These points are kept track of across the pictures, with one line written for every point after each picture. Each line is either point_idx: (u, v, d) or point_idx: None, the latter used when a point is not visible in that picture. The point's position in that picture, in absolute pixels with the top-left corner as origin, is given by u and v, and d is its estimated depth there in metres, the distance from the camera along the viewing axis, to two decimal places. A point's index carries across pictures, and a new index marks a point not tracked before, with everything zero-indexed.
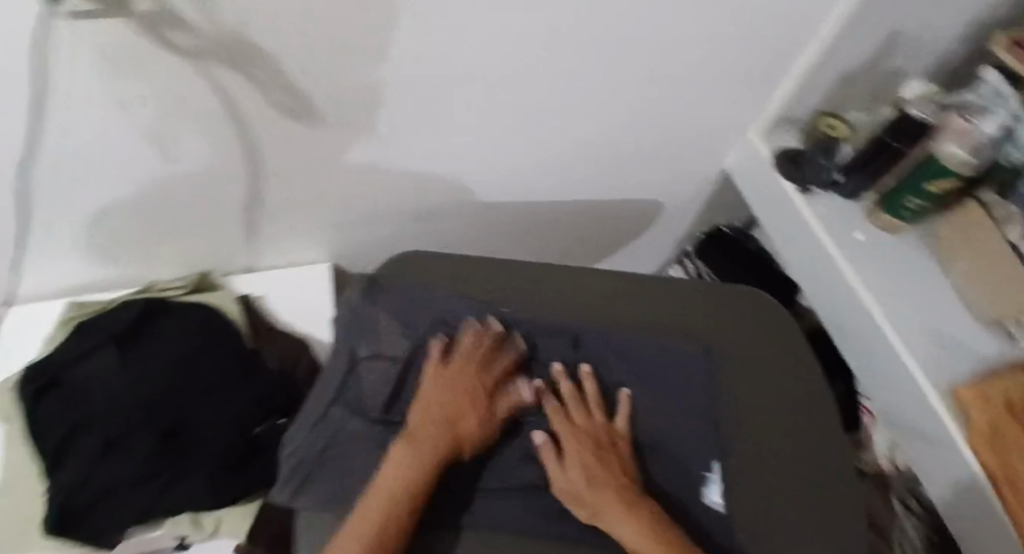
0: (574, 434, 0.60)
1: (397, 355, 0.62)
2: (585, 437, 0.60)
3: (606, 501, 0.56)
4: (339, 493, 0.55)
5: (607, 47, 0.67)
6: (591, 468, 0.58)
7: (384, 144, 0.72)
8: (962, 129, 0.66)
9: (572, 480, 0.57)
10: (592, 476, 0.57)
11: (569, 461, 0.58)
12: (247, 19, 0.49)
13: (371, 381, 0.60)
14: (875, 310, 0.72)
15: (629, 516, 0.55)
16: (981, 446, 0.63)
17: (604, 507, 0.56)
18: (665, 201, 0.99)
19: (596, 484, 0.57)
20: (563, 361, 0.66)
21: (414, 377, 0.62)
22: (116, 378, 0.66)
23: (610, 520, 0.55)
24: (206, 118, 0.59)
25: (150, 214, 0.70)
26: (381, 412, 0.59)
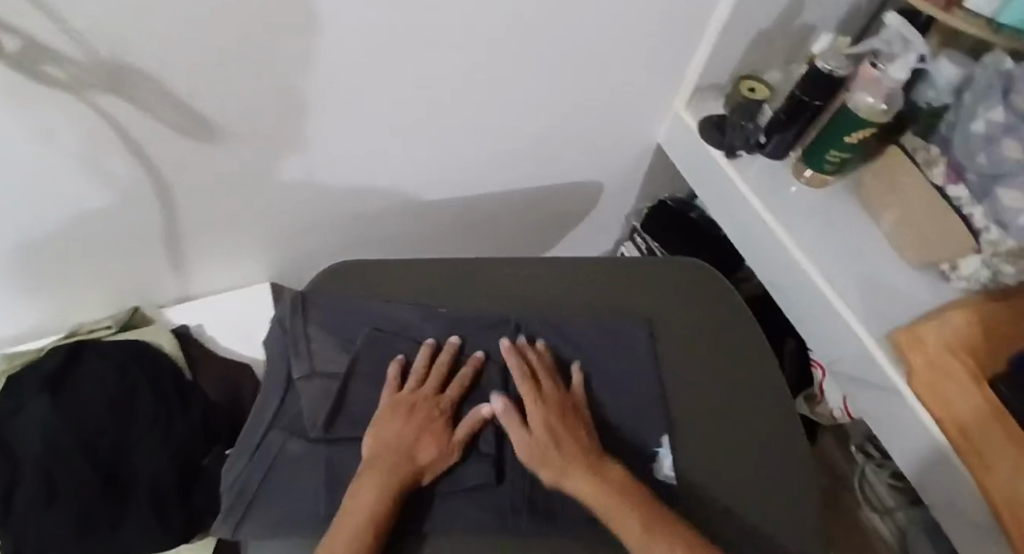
0: (540, 400, 0.60)
1: (334, 370, 0.61)
2: (550, 403, 0.60)
3: (574, 466, 0.56)
4: (284, 516, 0.54)
5: (511, 35, 0.66)
6: (559, 434, 0.58)
7: (302, 157, 0.71)
8: (876, 79, 0.68)
9: (539, 447, 0.58)
10: (559, 439, 0.58)
11: (537, 426, 0.59)
12: (121, 42, 0.48)
13: (309, 400, 0.58)
14: (807, 266, 0.74)
15: (596, 475, 0.56)
16: (930, 400, 0.65)
17: (571, 471, 0.56)
18: (604, 181, 0.98)
19: (563, 447, 0.57)
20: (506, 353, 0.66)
21: (353, 389, 0.60)
22: (45, 428, 0.63)
23: (575, 480, 0.56)
24: (100, 147, 0.58)
25: (63, 254, 0.68)
26: (322, 430, 0.57)
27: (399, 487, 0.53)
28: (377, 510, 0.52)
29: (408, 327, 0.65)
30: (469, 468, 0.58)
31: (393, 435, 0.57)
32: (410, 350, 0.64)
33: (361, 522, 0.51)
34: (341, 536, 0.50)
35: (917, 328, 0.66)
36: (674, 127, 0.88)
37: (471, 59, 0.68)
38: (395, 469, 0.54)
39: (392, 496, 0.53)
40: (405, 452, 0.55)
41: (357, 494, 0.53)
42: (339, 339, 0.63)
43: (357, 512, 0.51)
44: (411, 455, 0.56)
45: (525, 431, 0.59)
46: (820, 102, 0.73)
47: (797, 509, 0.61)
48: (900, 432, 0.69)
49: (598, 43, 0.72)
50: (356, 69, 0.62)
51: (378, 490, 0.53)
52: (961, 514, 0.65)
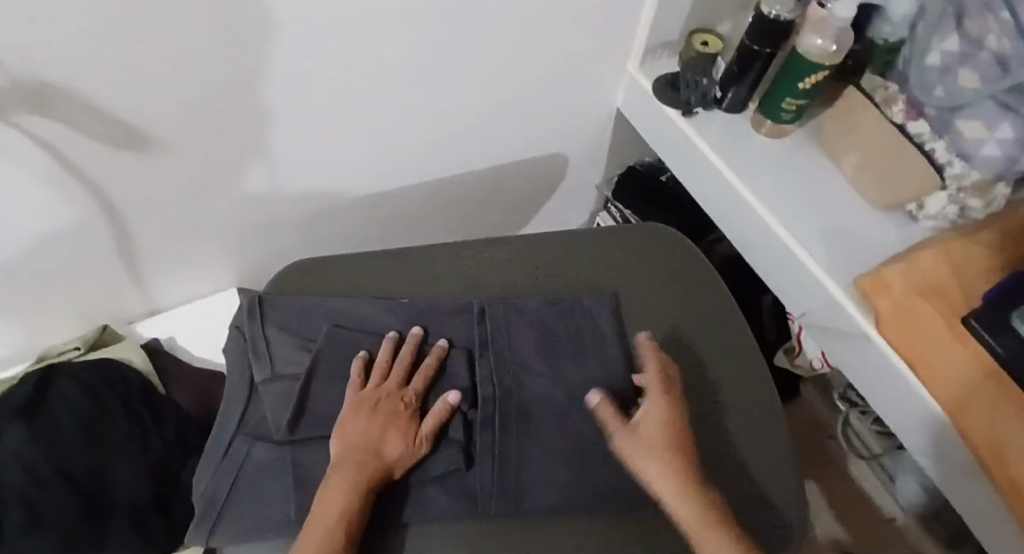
0: (665, 400, 0.58)
1: (295, 371, 0.60)
2: (675, 410, 0.57)
3: (676, 467, 0.54)
4: (256, 521, 0.55)
5: (443, 13, 0.64)
6: (675, 438, 0.55)
7: (249, 160, 0.70)
8: (822, 18, 0.66)
9: (647, 445, 0.55)
10: (670, 444, 0.55)
11: (656, 422, 0.56)
12: (37, 66, 0.48)
13: (271, 404, 0.58)
14: (773, 223, 0.72)
15: (688, 489, 0.53)
16: (913, 359, 0.63)
17: (670, 471, 0.54)
18: (568, 153, 0.97)
19: (673, 448, 0.55)
20: (468, 337, 0.64)
21: (316, 390, 0.59)
22: (22, 455, 0.63)
23: (667, 482, 0.53)
24: (39, 170, 0.58)
25: (23, 283, 0.68)
26: (287, 433, 0.56)
27: (370, 482, 0.53)
28: (349, 505, 0.51)
29: (369, 320, 0.64)
30: (435, 455, 0.57)
31: (361, 432, 0.55)
32: (373, 344, 0.63)
33: (332, 521, 0.50)
34: (314, 535, 0.49)
35: (882, 275, 0.65)
36: (630, 91, 0.86)
37: (404, 44, 0.66)
38: (362, 466, 0.53)
39: (362, 492, 0.52)
40: (373, 449, 0.54)
41: (329, 491, 0.52)
42: (301, 342, 0.63)
43: (330, 508, 0.51)
44: (378, 453, 0.54)
45: (629, 430, 0.57)
46: (772, 49, 0.71)
47: (766, 467, 0.61)
48: (875, 379, 0.68)
49: (536, 14, 0.70)
50: (288, 66, 0.61)
51: (350, 485, 0.52)
52: (939, 456, 0.64)
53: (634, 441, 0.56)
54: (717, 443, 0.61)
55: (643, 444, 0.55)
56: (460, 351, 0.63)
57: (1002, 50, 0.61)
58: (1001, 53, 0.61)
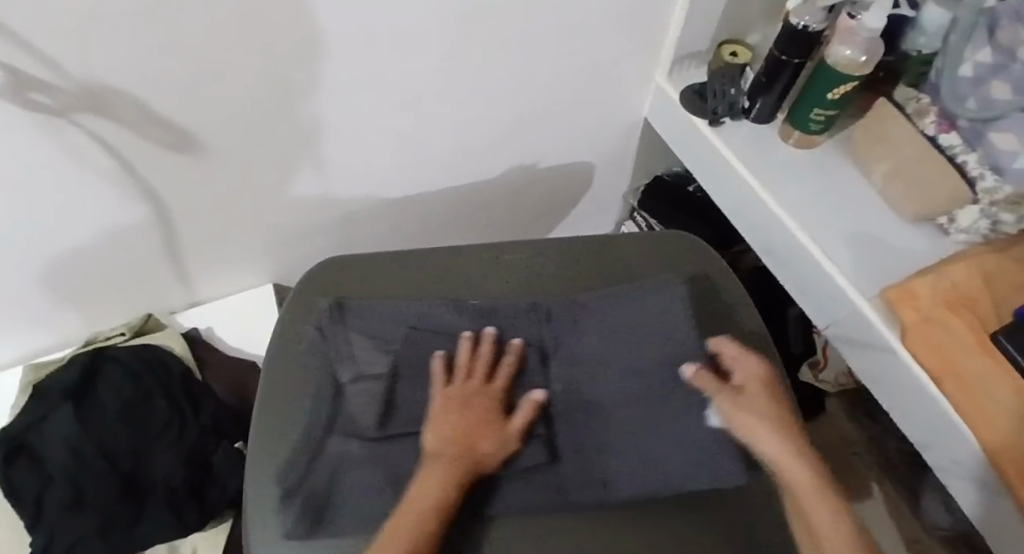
0: (761, 371, 0.57)
1: (380, 370, 0.56)
2: (769, 382, 0.57)
3: (780, 430, 0.53)
4: (339, 520, 0.50)
5: (473, 25, 0.67)
6: (778, 407, 0.55)
7: (287, 164, 0.73)
8: (851, 28, 0.67)
9: (751, 409, 0.53)
10: (769, 411, 0.54)
11: (759, 390, 0.56)
12: (97, 68, 0.52)
13: (360, 404, 0.54)
14: (799, 232, 0.72)
15: (797, 451, 0.52)
16: (943, 374, 0.61)
17: (774, 435, 0.53)
18: (596, 161, 0.98)
19: (775, 412, 0.54)
20: (539, 337, 0.59)
21: (400, 387, 0.56)
22: (70, 436, 0.68)
23: (777, 444, 0.52)
24: (94, 166, 0.61)
25: (75, 272, 0.72)
26: (377, 429, 0.53)
27: (462, 478, 0.49)
28: (440, 499, 0.47)
29: (439, 319, 0.60)
30: (527, 450, 0.52)
31: (451, 427, 0.52)
32: (449, 343, 0.58)
33: (427, 509, 0.47)
34: (402, 530, 0.46)
35: (908, 284, 0.65)
36: (658, 100, 0.87)
37: (438, 56, 0.69)
38: (453, 462, 0.49)
39: (454, 488, 0.48)
40: (465, 448, 0.50)
41: (419, 486, 0.48)
42: (381, 338, 0.58)
43: (421, 502, 0.47)
44: (471, 451, 0.50)
45: (731, 394, 0.54)
46: (800, 59, 0.72)
47: None
48: (899, 394, 0.67)
49: (566, 25, 0.72)
50: (328, 76, 0.65)
51: (442, 480, 0.48)
52: (965, 475, 0.63)
53: (740, 402, 0.54)
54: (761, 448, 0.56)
55: (749, 405, 0.54)
56: (534, 350, 0.58)
57: None
58: None
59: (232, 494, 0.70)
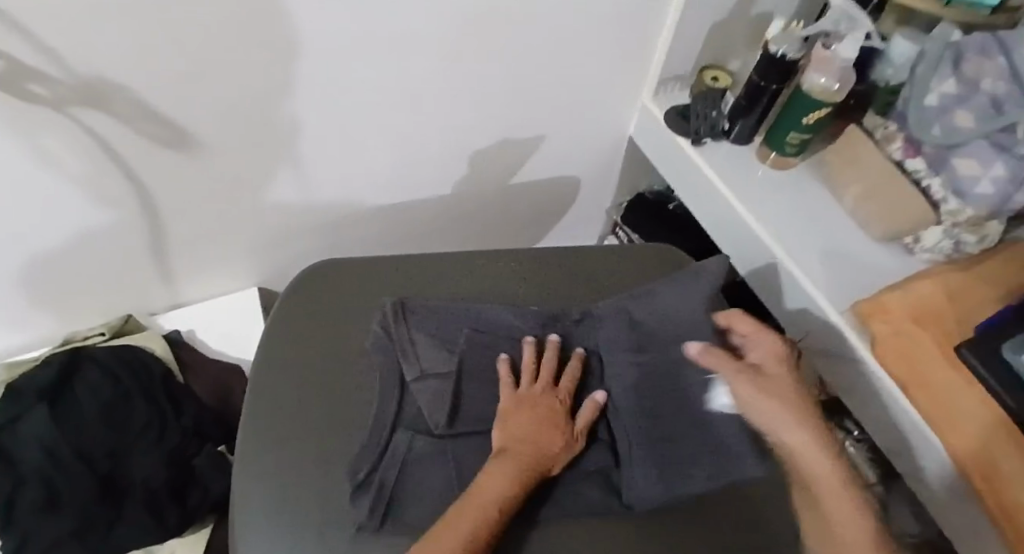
0: (782, 356, 0.59)
1: (445, 369, 0.58)
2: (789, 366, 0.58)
3: (795, 418, 0.55)
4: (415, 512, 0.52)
5: (470, 37, 0.69)
6: (799, 391, 0.57)
7: (282, 166, 0.74)
8: (825, 58, 0.71)
9: (765, 397, 0.55)
10: (784, 397, 0.56)
11: (780, 375, 0.58)
12: (100, 62, 0.52)
13: (428, 401, 0.56)
14: (778, 248, 0.75)
15: (811, 440, 0.54)
16: (912, 383, 0.65)
17: (789, 424, 0.54)
18: (581, 176, 1.01)
19: (798, 397, 0.56)
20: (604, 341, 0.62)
21: (467, 387, 0.57)
22: (44, 435, 0.66)
23: (793, 433, 0.54)
24: (88, 161, 0.61)
25: (56, 269, 0.71)
26: (446, 426, 0.54)
27: (531, 470, 0.51)
28: (512, 491, 0.49)
29: (501, 324, 0.62)
30: (591, 452, 0.56)
31: (526, 425, 0.53)
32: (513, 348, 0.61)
33: (491, 505, 0.48)
34: (468, 521, 0.47)
35: (880, 298, 0.68)
36: (643, 119, 0.91)
37: (434, 66, 0.70)
38: (526, 456, 0.51)
39: (525, 480, 0.50)
40: (543, 443, 0.52)
41: (486, 478, 0.50)
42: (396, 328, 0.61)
43: (489, 493, 0.49)
44: (544, 445, 0.52)
45: (746, 381, 0.55)
46: (778, 85, 0.76)
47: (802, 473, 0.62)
48: (871, 402, 0.70)
49: (559, 43, 0.75)
50: (327, 81, 0.66)
51: (512, 473, 0.50)
52: (933, 480, 0.66)
53: (756, 389, 0.55)
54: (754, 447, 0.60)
55: (770, 390, 0.56)
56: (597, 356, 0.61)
57: (996, 92, 0.67)
58: (995, 95, 0.66)
59: (215, 497, 0.69)
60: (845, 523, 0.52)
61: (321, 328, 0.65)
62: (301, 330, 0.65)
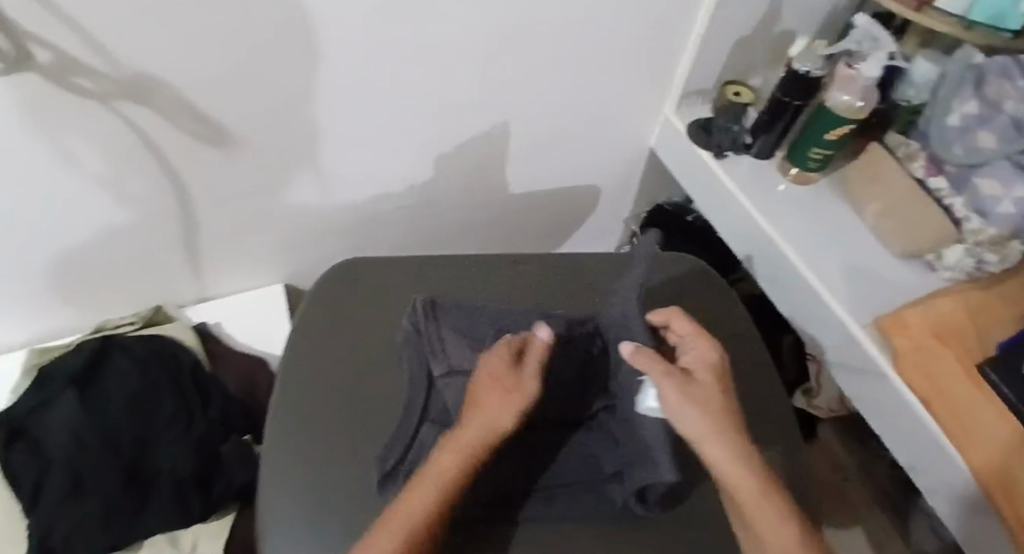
0: (716, 357, 0.53)
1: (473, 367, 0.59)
2: (722, 367, 0.53)
3: (725, 428, 0.48)
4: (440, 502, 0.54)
5: (498, 45, 0.70)
6: (728, 395, 0.51)
7: (312, 165, 0.75)
8: (849, 76, 0.71)
9: (694, 401, 0.49)
10: (715, 405, 0.49)
11: (710, 376, 0.51)
12: (145, 59, 0.54)
13: (453, 397, 0.57)
14: (797, 260, 0.76)
15: (737, 454, 0.48)
16: (933, 399, 0.65)
17: (719, 435, 0.48)
18: (602, 185, 1.02)
19: (727, 403, 0.50)
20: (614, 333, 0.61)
21: None
22: (73, 420, 0.67)
23: (720, 446, 0.48)
24: (128, 155, 0.63)
25: (89, 259, 0.73)
26: None
27: (474, 460, 0.48)
28: (441, 495, 0.47)
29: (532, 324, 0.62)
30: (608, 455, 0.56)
31: (480, 400, 0.49)
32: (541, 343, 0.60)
33: (427, 503, 0.47)
34: (394, 528, 0.46)
35: (901, 314, 0.68)
36: (666, 131, 0.92)
37: (462, 72, 0.72)
38: (467, 445, 0.48)
39: (469, 472, 0.48)
40: (493, 423, 0.47)
41: (418, 483, 0.48)
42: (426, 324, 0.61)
43: (422, 498, 0.47)
44: (496, 418, 0.47)
45: (675, 382, 0.49)
46: (801, 101, 0.77)
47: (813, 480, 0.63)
48: (888, 418, 0.70)
49: (584, 53, 0.77)
50: (357, 82, 0.67)
51: (444, 475, 0.47)
52: (951, 498, 0.66)
53: (684, 392, 0.49)
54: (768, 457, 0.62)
55: (699, 395, 0.49)
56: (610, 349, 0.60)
57: (1019, 114, 0.67)
58: (1017, 116, 0.67)
59: (238, 487, 0.70)
60: (772, 534, 0.47)
61: (345, 328, 0.67)
62: (326, 329, 0.67)
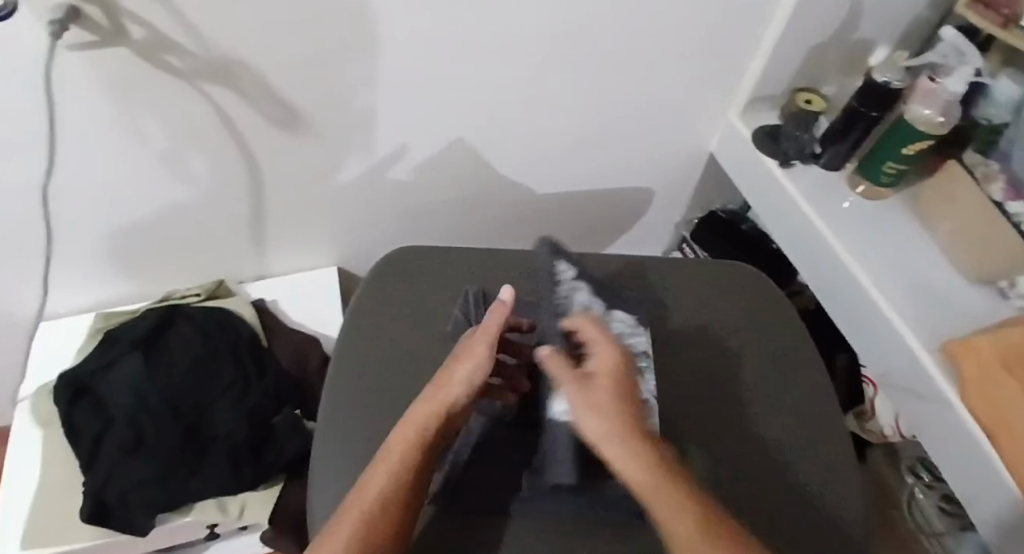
0: (613, 358, 0.49)
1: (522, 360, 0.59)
2: (621, 367, 0.49)
3: (616, 425, 0.45)
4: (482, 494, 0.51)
5: (569, 40, 0.70)
6: (625, 396, 0.46)
7: (376, 152, 0.77)
8: (932, 90, 0.69)
9: (588, 402, 0.46)
10: (607, 400, 0.46)
11: (602, 376, 0.47)
12: (231, 39, 0.55)
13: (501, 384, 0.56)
14: (863, 276, 0.74)
15: (632, 449, 0.44)
16: (999, 432, 0.62)
17: (611, 433, 0.45)
18: (657, 188, 1.01)
19: (622, 403, 0.46)
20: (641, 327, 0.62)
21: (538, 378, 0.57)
22: (136, 382, 0.70)
23: (615, 445, 0.44)
24: (205, 134, 0.65)
25: (159, 230, 0.76)
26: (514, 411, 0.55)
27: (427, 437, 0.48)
28: (397, 478, 0.46)
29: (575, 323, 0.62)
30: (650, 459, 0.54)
31: (436, 385, 0.51)
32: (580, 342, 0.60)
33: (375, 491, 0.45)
34: (346, 522, 0.43)
35: (971, 340, 0.66)
36: (729, 137, 0.90)
37: (531, 66, 0.72)
38: (417, 423, 0.48)
39: (422, 449, 0.47)
40: (443, 400, 0.50)
41: (372, 474, 0.46)
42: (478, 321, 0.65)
43: (377, 485, 0.45)
44: (444, 391, 0.50)
45: (573, 382, 0.47)
46: (878, 113, 0.75)
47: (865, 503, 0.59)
48: (948, 446, 0.68)
49: (654, 54, 0.76)
50: (428, 72, 0.68)
51: (394, 462, 0.46)
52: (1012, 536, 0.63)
53: (580, 392, 0.46)
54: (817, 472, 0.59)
55: (595, 395, 0.46)
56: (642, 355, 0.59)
57: None
58: None
59: (287, 460, 0.71)
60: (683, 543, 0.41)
61: (403, 317, 0.67)
62: (386, 316, 0.67)
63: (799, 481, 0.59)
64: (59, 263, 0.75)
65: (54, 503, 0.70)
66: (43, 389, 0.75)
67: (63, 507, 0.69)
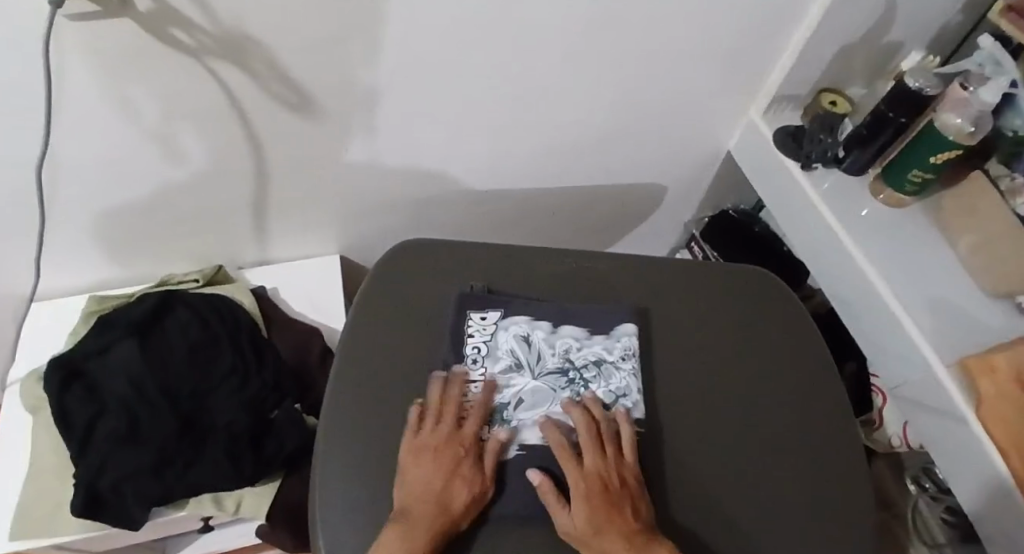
0: (581, 473, 0.53)
1: (507, 376, 0.61)
2: (591, 477, 0.53)
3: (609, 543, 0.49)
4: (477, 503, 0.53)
5: (595, 32, 0.67)
6: (593, 506, 0.51)
7: (385, 138, 0.73)
8: (963, 99, 0.67)
9: (576, 524, 0.50)
10: (600, 527, 0.50)
11: (578, 494, 0.52)
12: (244, 16, 0.52)
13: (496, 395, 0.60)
14: (881, 286, 0.73)
15: None
16: (1014, 456, 0.61)
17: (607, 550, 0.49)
18: (670, 185, 0.99)
19: (609, 521, 0.50)
20: (606, 345, 0.63)
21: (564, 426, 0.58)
22: (131, 368, 0.67)
23: None
24: (211, 113, 0.61)
25: (157, 212, 0.72)
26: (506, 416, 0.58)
27: (433, 527, 0.49)
28: None
29: (548, 335, 0.63)
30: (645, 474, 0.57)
31: (418, 480, 0.52)
32: (554, 348, 0.63)
33: None
34: None
35: (989, 356, 0.65)
36: (749, 136, 0.89)
37: (555, 55, 0.69)
38: (419, 523, 0.49)
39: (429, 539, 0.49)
40: (432, 496, 0.51)
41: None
42: (449, 339, 0.62)
43: None
44: (448, 496, 0.51)
45: (567, 511, 0.51)
46: (906, 119, 0.72)
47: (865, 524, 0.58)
48: (959, 463, 0.67)
49: (681, 46, 0.73)
50: (447, 58, 0.65)
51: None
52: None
53: (573, 520, 0.51)
54: (823, 481, 0.59)
55: (588, 520, 0.50)
56: (608, 366, 0.62)
57: None
58: None
59: (286, 453, 0.69)
60: None
61: (406, 315, 0.64)
62: (386, 307, 0.65)
63: (803, 503, 0.58)
64: (52, 241, 0.71)
65: (39, 491, 0.67)
66: (33, 371, 0.72)
67: (49, 495, 0.66)
